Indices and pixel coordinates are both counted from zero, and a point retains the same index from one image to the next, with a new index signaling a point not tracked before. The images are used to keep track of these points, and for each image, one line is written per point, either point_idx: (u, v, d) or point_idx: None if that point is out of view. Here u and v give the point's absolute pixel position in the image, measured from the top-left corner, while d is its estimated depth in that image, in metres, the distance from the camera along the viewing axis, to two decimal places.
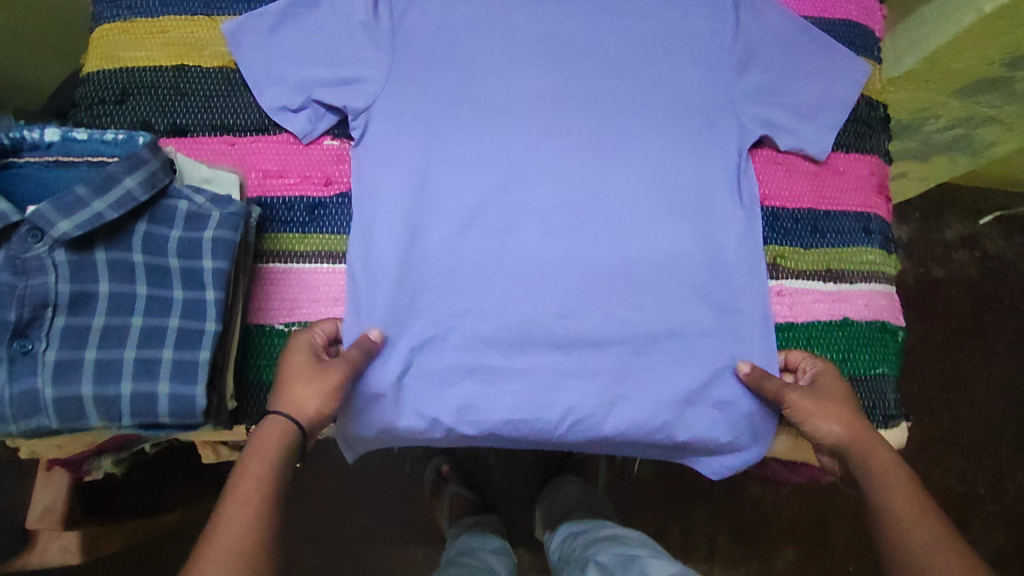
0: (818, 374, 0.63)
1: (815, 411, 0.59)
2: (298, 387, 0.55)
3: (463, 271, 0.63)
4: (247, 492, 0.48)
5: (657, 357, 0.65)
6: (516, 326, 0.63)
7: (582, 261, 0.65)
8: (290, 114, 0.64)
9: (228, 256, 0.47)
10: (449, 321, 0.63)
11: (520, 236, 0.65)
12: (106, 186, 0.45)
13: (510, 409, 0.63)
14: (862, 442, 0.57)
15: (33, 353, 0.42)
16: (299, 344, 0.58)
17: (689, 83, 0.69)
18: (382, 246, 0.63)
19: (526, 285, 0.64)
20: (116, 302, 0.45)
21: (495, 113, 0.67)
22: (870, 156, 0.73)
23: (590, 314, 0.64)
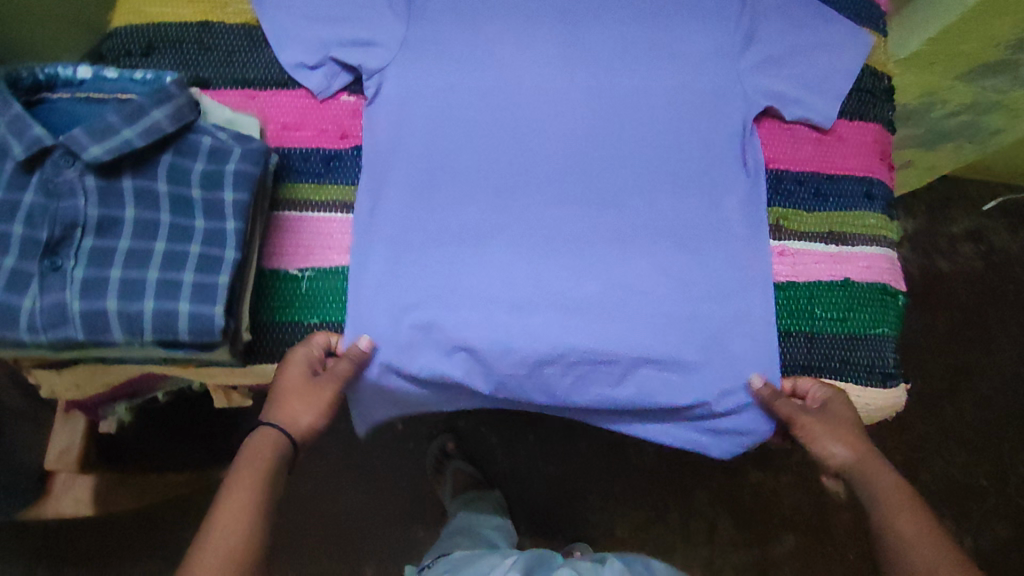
0: (828, 401, 0.66)
1: (824, 434, 0.64)
2: (294, 401, 0.61)
3: (470, 229, 0.66)
4: (236, 500, 0.55)
5: (661, 314, 0.66)
6: (523, 282, 0.65)
7: (587, 224, 0.67)
8: (307, 71, 0.66)
9: (247, 189, 0.50)
10: (455, 273, 0.65)
11: (526, 199, 0.67)
12: (135, 116, 0.48)
13: (515, 361, 0.64)
14: (867, 464, 0.63)
15: (62, 270, 0.45)
16: (300, 357, 0.61)
17: (696, 51, 0.71)
18: (393, 201, 0.65)
19: (532, 245, 0.66)
20: (141, 227, 0.48)
21: (505, 79, 0.69)
22: (872, 124, 0.74)
23: (593, 276, 0.66)
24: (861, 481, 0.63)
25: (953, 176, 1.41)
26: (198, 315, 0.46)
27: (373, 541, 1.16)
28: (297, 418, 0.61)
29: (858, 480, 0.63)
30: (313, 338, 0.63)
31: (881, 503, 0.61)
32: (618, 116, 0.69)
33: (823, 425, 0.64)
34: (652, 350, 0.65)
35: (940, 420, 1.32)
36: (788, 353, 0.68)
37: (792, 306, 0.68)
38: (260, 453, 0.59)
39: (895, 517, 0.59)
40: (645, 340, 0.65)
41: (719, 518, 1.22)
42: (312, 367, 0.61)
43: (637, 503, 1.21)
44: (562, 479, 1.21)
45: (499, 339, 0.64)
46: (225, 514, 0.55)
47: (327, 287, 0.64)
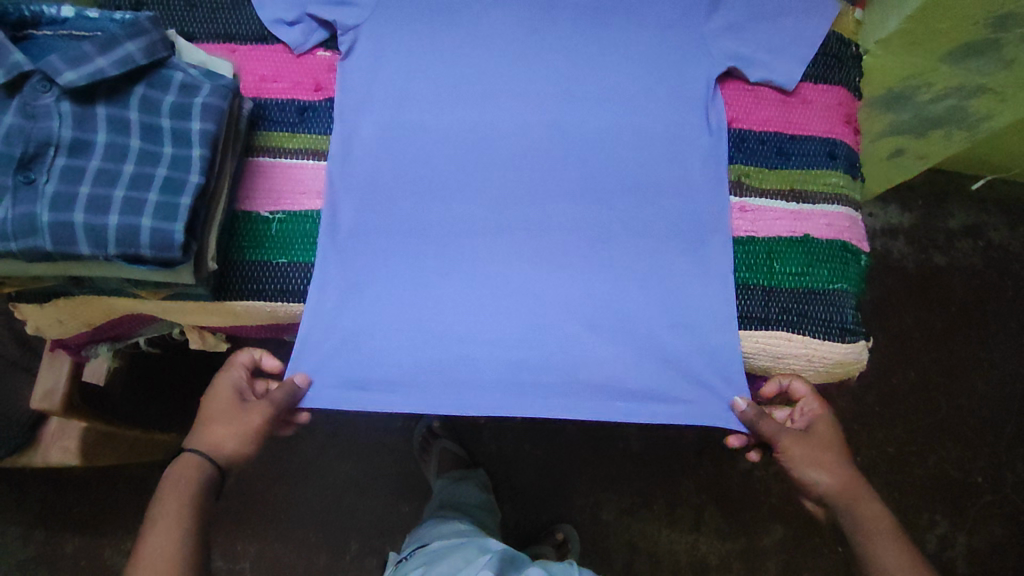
0: (812, 420, 0.68)
1: (810, 461, 0.65)
2: (213, 430, 0.63)
3: (436, 180, 0.68)
4: (165, 529, 0.58)
5: (618, 263, 0.68)
6: (486, 230, 0.68)
7: (552, 183, 0.69)
8: (285, 27, 0.69)
9: (213, 120, 0.53)
10: (418, 217, 0.67)
11: (495, 155, 0.69)
12: (110, 47, 0.51)
13: (468, 300, 0.67)
14: (852, 492, 0.64)
15: (35, 184, 0.48)
16: (227, 384, 0.65)
17: (663, 17, 0.73)
18: (361, 150, 0.68)
19: (495, 198, 0.68)
20: (111, 150, 0.50)
21: (476, 41, 0.71)
22: (837, 88, 0.75)
23: (556, 230, 0.68)
24: (843, 511, 0.63)
25: (949, 168, 1.41)
26: (158, 231, 0.48)
27: (353, 522, 1.17)
28: (217, 446, 0.62)
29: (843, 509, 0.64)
30: (236, 357, 0.67)
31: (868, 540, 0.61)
32: (587, 78, 0.71)
33: (806, 451, 0.65)
34: (605, 300, 0.67)
35: (934, 415, 1.30)
36: (746, 304, 0.69)
37: (750, 259, 0.69)
38: (180, 482, 0.60)
39: (879, 549, 0.61)
40: (598, 288, 0.67)
41: (707, 508, 1.21)
42: (240, 393, 0.64)
43: (624, 489, 1.21)
44: (549, 463, 1.21)
45: (450, 297, 0.67)
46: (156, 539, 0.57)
47: (298, 230, 0.67)
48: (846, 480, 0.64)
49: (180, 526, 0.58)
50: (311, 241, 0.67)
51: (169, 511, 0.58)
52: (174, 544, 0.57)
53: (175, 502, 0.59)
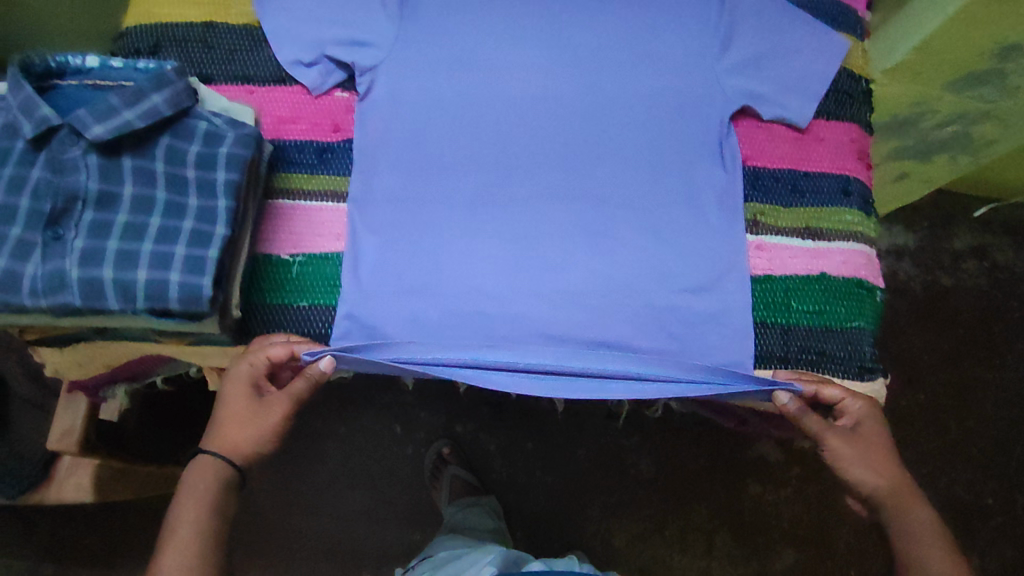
0: (859, 419, 0.67)
1: (857, 463, 0.66)
2: (231, 428, 0.63)
3: (464, 171, 0.70)
4: (184, 537, 0.59)
5: (639, 252, 0.69)
6: (512, 218, 0.69)
7: (579, 174, 0.70)
8: (303, 68, 0.70)
9: (238, 170, 0.53)
10: (446, 204, 0.69)
11: (523, 151, 0.71)
12: (136, 100, 0.51)
13: (494, 286, 0.67)
14: (898, 496, 0.65)
15: (63, 239, 0.48)
16: (239, 378, 0.62)
17: (677, 55, 0.74)
18: (392, 142, 0.69)
19: (522, 190, 0.70)
20: (138, 203, 0.50)
21: (491, 78, 0.72)
22: (849, 124, 0.76)
23: (581, 219, 0.69)
24: (892, 512, 0.65)
25: (957, 188, 1.41)
26: (187, 285, 0.48)
27: (363, 550, 1.16)
28: (234, 446, 0.63)
29: (888, 512, 0.65)
30: (266, 350, 0.62)
31: (916, 544, 0.63)
32: (603, 115, 0.72)
33: (855, 451, 0.66)
34: (629, 286, 0.68)
35: (944, 436, 1.30)
36: (766, 346, 0.69)
37: (769, 298, 0.70)
38: (198, 486, 0.61)
39: (927, 550, 0.63)
40: (623, 275, 0.68)
41: (718, 531, 1.21)
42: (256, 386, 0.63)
43: (636, 514, 1.20)
44: (560, 489, 1.20)
45: (479, 281, 0.67)
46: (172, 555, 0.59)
47: (318, 272, 0.67)
48: (898, 483, 0.65)
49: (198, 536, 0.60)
50: (331, 283, 0.67)
51: (188, 512, 0.60)
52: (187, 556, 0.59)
53: (191, 508, 0.60)
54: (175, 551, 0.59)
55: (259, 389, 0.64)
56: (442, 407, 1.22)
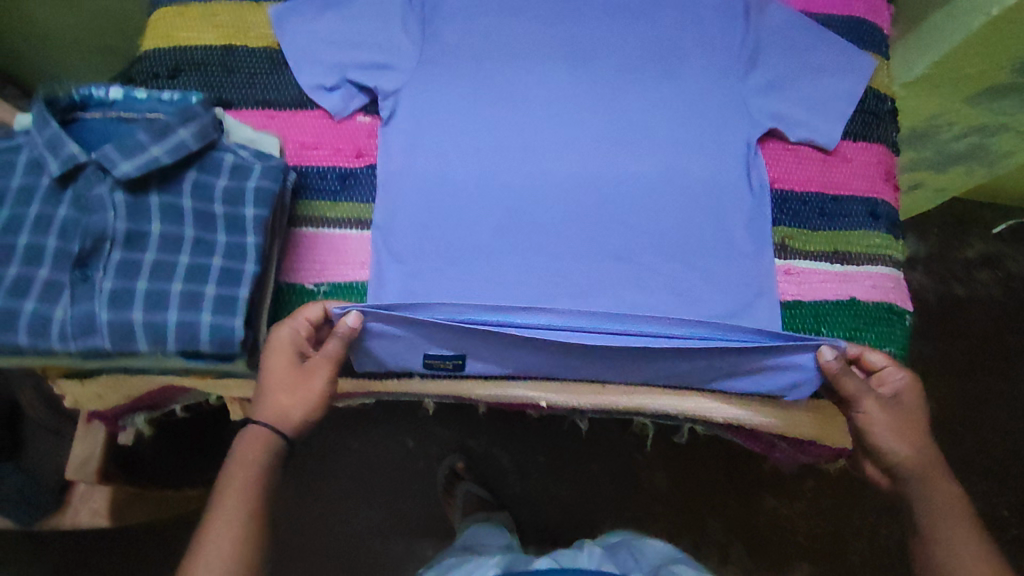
0: (899, 392, 0.64)
1: (890, 430, 0.62)
2: (279, 398, 0.59)
3: (510, 131, 0.70)
4: (232, 510, 0.54)
5: (676, 215, 0.69)
6: (554, 176, 0.70)
7: (623, 136, 0.71)
8: (325, 92, 0.69)
9: (267, 205, 0.52)
10: (491, 161, 0.69)
11: (574, 111, 0.71)
12: (163, 134, 0.50)
13: (537, 242, 0.68)
14: (926, 472, 0.61)
15: (92, 280, 0.47)
16: (281, 344, 0.59)
17: (702, 74, 0.73)
18: (442, 100, 0.70)
19: (564, 150, 0.70)
20: (166, 240, 0.50)
21: (514, 97, 0.71)
22: (876, 144, 0.75)
23: (625, 187, 0.70)
24: (917, 485, 0.61)
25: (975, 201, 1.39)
26: (218, 326, 0.47)
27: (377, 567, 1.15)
28: (282, 415, 0.59)
29: (912, 487, 0.62)
30: (303, 313, 0.61)
31: (939, 517, 0.59)
32: (629, 137, 0.71)
33: (891, 418, 0.63)
34: (670, 249, 0.69)
35: (959, 447, 1.29)
36: None
37: (798, 324, 0.69)
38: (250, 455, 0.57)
39: (948, 524, 0.59)
40: (663, 237, 0.69)
41: (733, 545, 1.19)
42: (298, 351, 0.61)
43: (651, 529, 1.19)
44: (573, 504, 1.19)
45: (523, 235, 0.68)
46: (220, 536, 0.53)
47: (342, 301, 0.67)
48: (924, 460, 0.62)
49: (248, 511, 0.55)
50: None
51: (238, 482, 0.56)
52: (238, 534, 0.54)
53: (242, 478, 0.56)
54: (221, 525, 0.54)
55: (301, 355, 0.61)
56: (457, 422, 1.21)
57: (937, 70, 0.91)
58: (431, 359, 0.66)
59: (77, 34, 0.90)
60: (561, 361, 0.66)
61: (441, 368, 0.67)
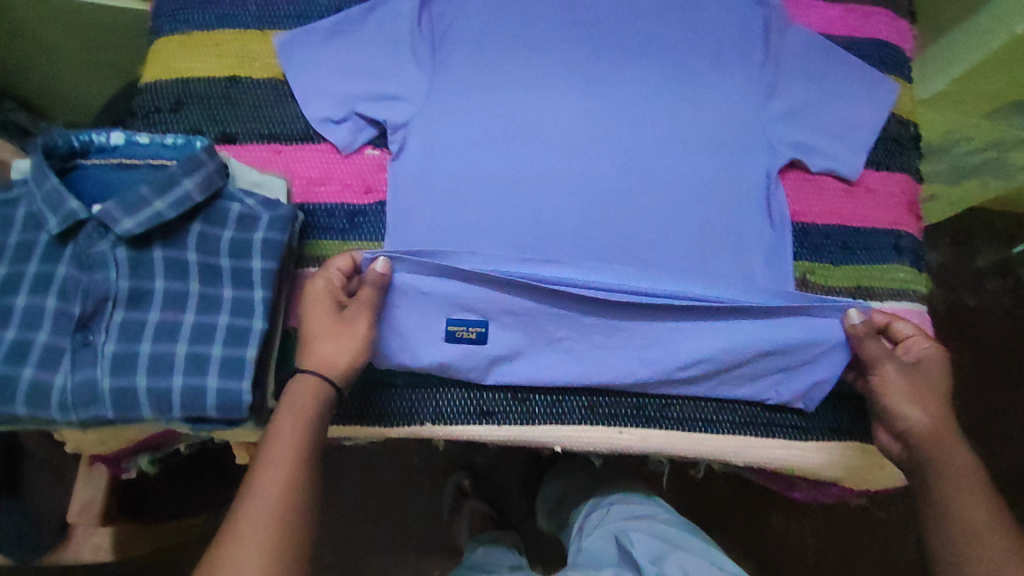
0: (923, 359, 0.62)
1: (906, 394, 0.60)
2: (323, 347, 0.57)
3: (540, 103, 0.70)
4: (280, 454, 0.52)
5: (712, 186, 0.69)
6: (585, 151, 0.69)
7: (656, 110, 0.70)
8: (332, 126, 0.67)
9: (275, 257, 0.50)
10: (523, 130, 0.69)
11: (607, 89, 0.70)
12: (166, 187, 0.48)
13: (575, 211, 0.67)
14: (942, 440, 0.58)
15: (93, 344, 0.46)
16: (317, 295, 0.59)
17: (719, 103, 0.71)
18: (471, 69, 0.69)
19: (589, 131, 0.69)
20: (170, 298, 0.48)
21: (526, 126, 0.69)
22: (900, 174, 0.73)
23: (658, 164, 0.69)
24: (930, 453, 0.58)
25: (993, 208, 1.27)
26: (225, 391, 0.45)
27: None
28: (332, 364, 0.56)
29: (927, 452, 0.58)
30: (332, 264, 0.60)
31: (950, 488, 0.55)
32: (646, 167, 0.69)
33: (909, 383, 0.60)
34: (708, 217, 0.68)
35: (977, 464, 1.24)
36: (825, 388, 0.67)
37: None
38: (299, 403, 0.54)
39: (958, 492, 0.55)
40: (697, 201, 0.69)
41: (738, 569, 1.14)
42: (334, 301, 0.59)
43: None
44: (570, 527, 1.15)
45: (556, 202, 0.67)
46: (263, 489, 0.50)
47: None
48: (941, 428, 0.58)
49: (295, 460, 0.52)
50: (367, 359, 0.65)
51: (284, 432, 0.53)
52: (281, 483, 0.51)
53: (289, 427, 0.53)
54: (269, 472, 0.51)
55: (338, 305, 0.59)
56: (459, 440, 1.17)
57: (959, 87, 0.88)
58: (455, 328, 0.63)
59: (88, 50, 0.88)
60: (580, 331, 0.64)
61: (463, 340, 0.63)
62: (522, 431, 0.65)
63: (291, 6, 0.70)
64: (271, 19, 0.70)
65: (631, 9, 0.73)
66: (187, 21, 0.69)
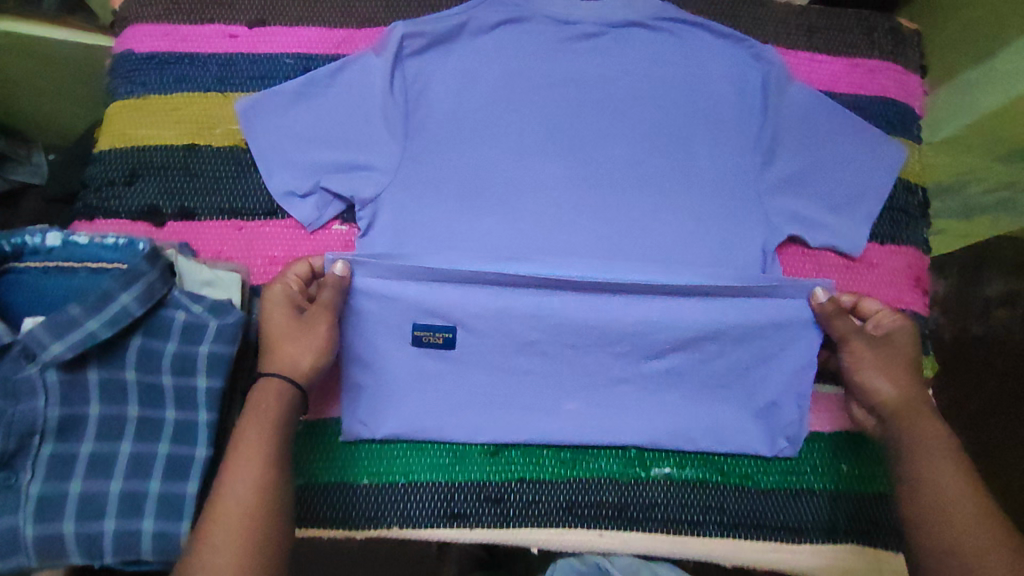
0: (896, 331, 0.60)
1: (874, 366, 0.58)
2: (284, 349, 0.52)
3: (516, 141, 0.66)
4: (248, 448, 0.46)
5: (694, 214, 0.65)
6: (564, 204, 0.65)
7: (640, 155, 0.66)
8: (297, 200, 0.63)
9: (221, 375, 0.48)
10: (492, 174, 0.65)
11: (590, 138, 0.66)
12: (101, 303, 0.44)
13: (548, 239, 0.64)
14: (912, 409, 0.56)
15: (17, 485, 0.42)
16: (277, 299, 0.54)
17: (712, 170, 0.66)
18: (440, 96, 0.65)
19: (568, 184, 0.65)
20: (106, 425, 0.45)
21: (499, 191, 0.64)
22: (906, 248, 0.69)
23: (646, 227, 0.65)
24: (900, 423, 0.56)
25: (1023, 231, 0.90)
26: (163, 534, 0.44)
27: None
28: (297, 364, 0.52)
29: (897, 421, 0.56)
30: (288, 271, 0.57)
31: (921, 454, 0.53)
32: (631, 234, 0.65)
33: (877, 356, 0.59)
34: (699, 249, 0.64)
35: None
36: (813, 482, 0.63)
37: (816, 461, 0.64)
38: (265, 401, 0.49)
39: (929, 455, 0.53)
40: (684, 223, 0.65)
41: None
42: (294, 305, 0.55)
43: None
44: None
45: (529, 229, 0.64)
46: (234, 480, 0.45)
47: (316, 443, 0.61)
48: (912, 400, 0.56)
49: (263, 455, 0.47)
50: (331, 461, 0.61)
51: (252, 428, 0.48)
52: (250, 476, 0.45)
53: (256, 422, 0.48)
54: (238, 463, 0.46)
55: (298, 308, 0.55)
56: None
57: (979, 136, 0.75)
58: (422, 332, 0.61)
59: (45, 80, 0.79)
60: (553, 333, 0.61)
61: (429, 345, 0.61)
62: (496, 534, 0.61)
63: (255, 66, 0.65)
64: (233, 80, 0.65)
65: (622, 66, 0.68)
66: (144, 83, 0.64)
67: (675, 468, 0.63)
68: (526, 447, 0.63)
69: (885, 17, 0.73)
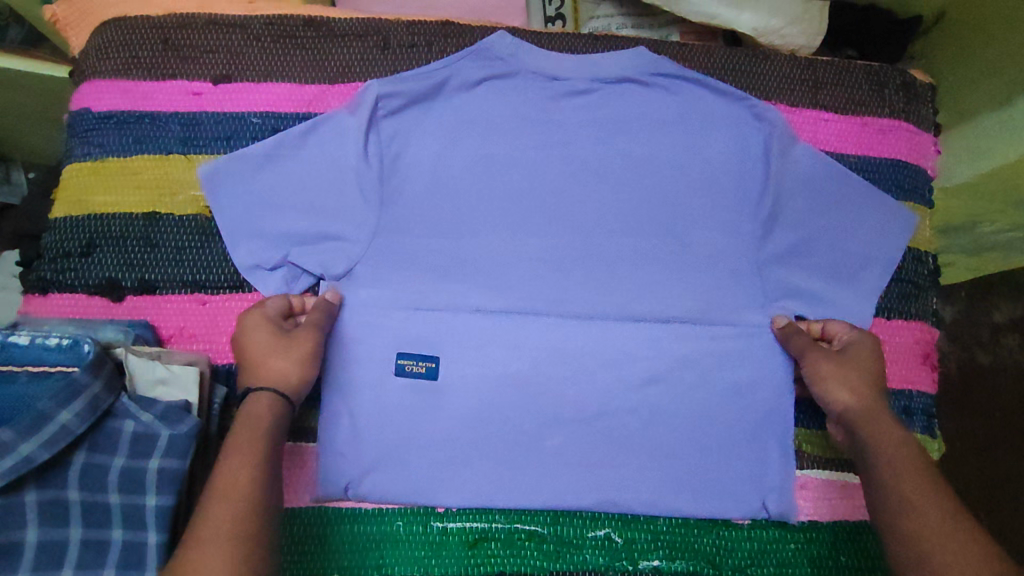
0: (853, 344, 0.58)
1: (833, 374, 0.56)
2: (270, 366, 0.52)
3: (497, 202, 0.61)
4: (236, 465, 0.46)
5: (682, 282, 0.62)
6: (546, 274, 0.61)
7: (630, 217, 0.62)
8: (264, 273, 0.59)
9: (172, 492, 0.47)
10: (469, 236, 0.61)
11: (577, 200, 0.62)
12: (37, 425, 0.43)
13: (527, 304, 0.61)
14: (872, 416, 0.54)
15: None
16: (255, 323, 0.54)
17: (705, 240, 0.62)
18: (415, 156, 0.61)
19: (553, 250, 0.61)
20: (45, 553, 0.43)
21: (478, 257, 0.61)
22: (915, 322, 0.65)
23: (633, 297, 0.61)
24: (864, 429, 0.53)
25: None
26: None
27: None
28: (283, 377, 0.52)
29: (859, 430, 0.54)
30: (268, 300, 0.56)
31: (884, 462, 0.51)
32: (616, 304, 0.61)
33: (835, 366, 0.57)
34: (687, 317, 0.61)
35: None
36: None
37: (813, 554, 0.61)
38: (252, 415, 0.49)
39: (892, 466, 0.50)
40: (672, 290, 0.62)
41: None
42: (277, 325, 0.54)
43: None
44: None
45: (503, 295, 0.61)
46: (224, 496, 0.44)
47: (288, 535, 0.58)
48: (873, 408, 0.54)
49: (251, 470, 0.46)
50: (303, 554, 0.58)
51: (239, 446, 0.47)
52: (239, 492, 0.45)
53: (246, 439, 0.47)
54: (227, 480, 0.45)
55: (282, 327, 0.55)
56: None
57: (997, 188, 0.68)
58: (406, 362, 0.59)
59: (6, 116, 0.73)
60: (531, 366, 0.60)
61: (413, 375, 0.59)
62: None
63: (219, 126, 0.61)
64: (196, 141, 0.61)
65: (612, 124, 0.63)
66: (101, 144, 0.61)
67: (665, 560, 0.60)
68: (508, 539, 0.59)
69: (896, 70, 0.69)
